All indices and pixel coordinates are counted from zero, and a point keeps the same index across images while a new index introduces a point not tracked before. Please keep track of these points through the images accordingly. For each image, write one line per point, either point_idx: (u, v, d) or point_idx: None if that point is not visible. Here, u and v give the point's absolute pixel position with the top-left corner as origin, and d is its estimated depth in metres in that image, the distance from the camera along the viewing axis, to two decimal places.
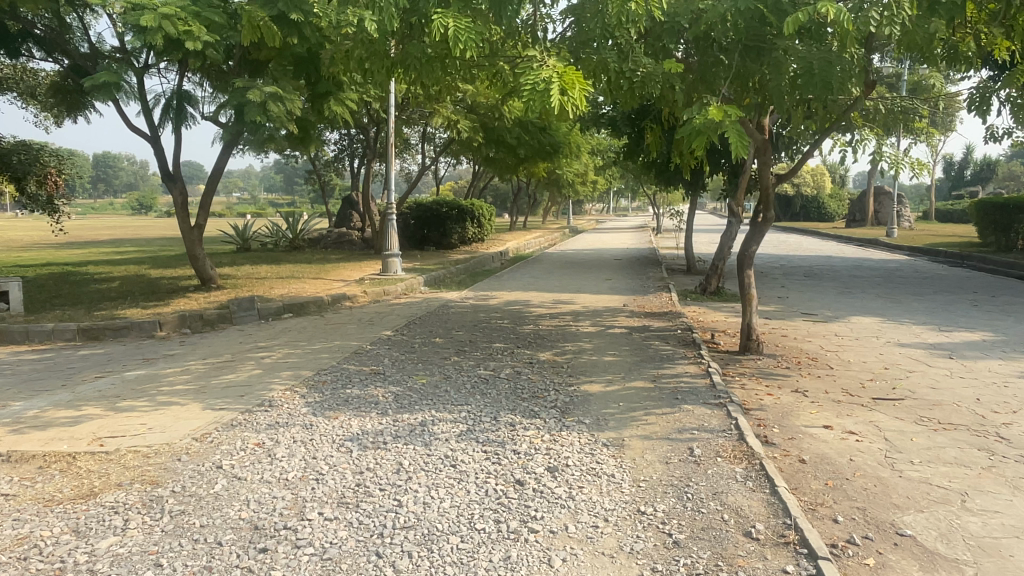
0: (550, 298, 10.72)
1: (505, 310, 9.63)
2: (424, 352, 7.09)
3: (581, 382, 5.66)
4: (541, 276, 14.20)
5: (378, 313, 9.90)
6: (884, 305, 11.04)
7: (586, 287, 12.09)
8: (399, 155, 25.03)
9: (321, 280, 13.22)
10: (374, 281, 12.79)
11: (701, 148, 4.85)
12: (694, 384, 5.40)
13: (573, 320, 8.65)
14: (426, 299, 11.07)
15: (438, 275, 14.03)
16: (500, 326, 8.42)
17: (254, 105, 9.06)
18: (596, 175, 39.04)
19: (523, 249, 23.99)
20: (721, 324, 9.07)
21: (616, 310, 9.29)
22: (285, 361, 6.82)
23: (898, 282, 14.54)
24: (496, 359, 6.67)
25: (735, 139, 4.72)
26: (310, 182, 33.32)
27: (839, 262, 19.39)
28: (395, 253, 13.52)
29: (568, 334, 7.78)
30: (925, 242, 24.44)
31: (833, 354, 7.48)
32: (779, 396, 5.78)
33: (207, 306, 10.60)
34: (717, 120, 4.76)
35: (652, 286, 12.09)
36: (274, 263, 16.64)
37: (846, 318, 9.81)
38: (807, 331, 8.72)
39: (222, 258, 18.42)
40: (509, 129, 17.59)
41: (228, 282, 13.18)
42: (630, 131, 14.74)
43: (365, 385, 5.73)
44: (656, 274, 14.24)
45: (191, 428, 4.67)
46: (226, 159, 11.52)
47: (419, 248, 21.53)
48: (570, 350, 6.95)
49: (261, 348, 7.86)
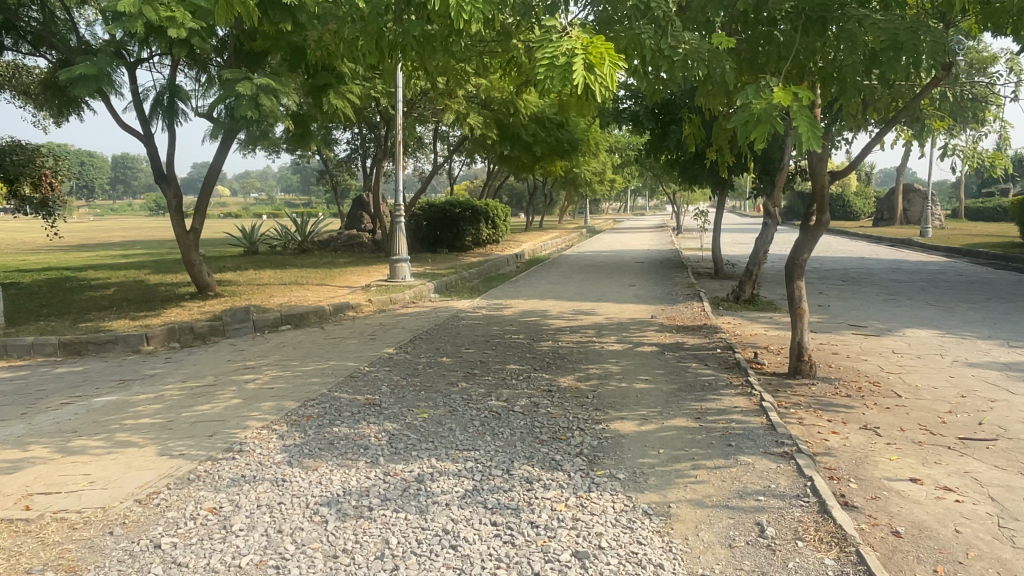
0: (569, 308, 9.79)
1: (521, 323, 8.74)
2: (428, 375, 6.22)
3: (611, 419, 4.77)
4: (560, 282, 13.29)
5: (383, 326, 9.05)
6: (938, 316, 10.02)
7: (608, 295, 11.18)
8: (412, 154, 24.26)
9: (326, 287, 12.41)
10: (380, 288, 11.94)
11: (761, 141, 3.92)
12: (747, 423, 4.50)
13: (596, 336, 7.73)
14: (435, 309, 10.19)
15: (450, 281, 13.17)
16: (516, 343, 7.53)
17: (244, 98, 8.27)
18: (615, 174, 38.11)
19: (539, 251, 23.07)
20: (763, 339, 8.12)
21: (644, 323, 8.35)
22: (270, 388, 5.98)
23: (945, 287, 13.45)
24: (510, 385, 5.79)
25: (802, 129, 3.82)
26: (323, 181, 32.66)
27: (875, 265, 18.24)
28: (403, 258, 12.66)
29: (593, 353, 6.88)
30: (962, 243, 23.14)
31: (897, 379, 6.51)
32: (848, 436, 4.86)
33: (200, 317, 9.83)
34: (783, 105, 3.85)
35: (680, 294, 11.14)
36: (280, 267, 15.91)
37: (901, 331, 8.80)
38: (860, 348, 7.75)
39: (226, 261, 17.70)
40: (524, 126, 16.76)
41: (227, 289, 12.43)
42: (653, 125, 13.93)
43: (357, 422, 4.88)
44: (683, 278, 13.27)
45: (138, 483, 3.85)
46: (221, 158, 10.77)
47: (432, 250, 20.74)
48: (595, 373, 6.05)
49: (248, 368, 7.04)
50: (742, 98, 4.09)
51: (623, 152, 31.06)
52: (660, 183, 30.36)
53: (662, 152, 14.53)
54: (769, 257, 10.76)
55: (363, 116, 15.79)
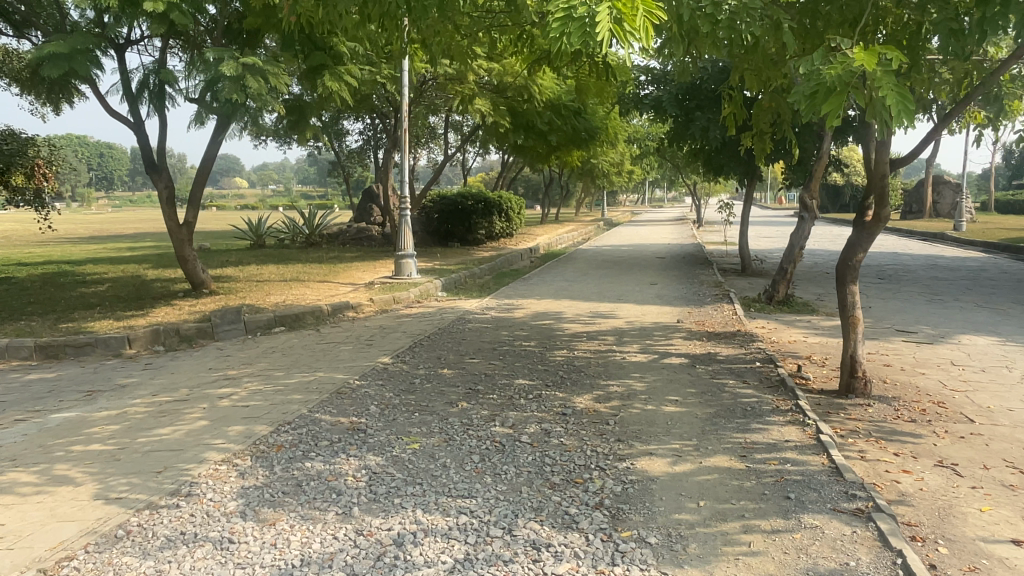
0: (586, 311, 8.98)
1: (533, 327, 7.96)
2: (425, 392, 5.45)
3: (637, 456, 3.97)
4: (577, 280, 12.47)
5: (383, 329, 8.28)
6: (992, 319, 9.10)
7: (629, 295, 10.36)
8: (423, 145, 23.51)
9: (327, 284, 11.68)
10: (384, 286, 11.20)
11: (833, 116, 3.09)
12: (804, 465, 3.69)
13: (616, 344, 6.92)
14: (441, 310, 9.41)
15: (458, 278, 12.40)
16: (527, 352, 6.72)
17: (228, 80, 7.54)
18: (633, 166, 37.12)
19: (554, 245, 22.25)
20: (803, 348, 7.28)
21: (670, 329, 7.52)
22: (244, 407, 5.23)
23: (992, 286, 12.46)
24: (518, 407, 5.00)
25: (892, 100, 2.96)
26: (334, 172, 31.93)
27: (909, 261, 17.22)
28: (409, 254, 11.90)
29: (613, 365, 6.06)
30: (1000, 238, 22.00)
31: (965, 398, 5.64)
32: (924, 476, 4.01)
33: (188, 318, 9.13)
34: (866, 69, 3.03)
35: (707, 294, 10.28)
36: (283, 262, 15.21)
37: (956, 337, 7.89)
38: (915, 360, 6.88)
39: (230, 255, 17.04)
40: (539, 113, 15.93)
41: (223, 285, 11.75)
42: (677, 112, 13.12)
43: (335, 454, 4.12)
44: (708, 276, 12.40)
45: (52, 542, 3.11)
46: (213, 147, 10.09)
47: (443, 244, 19.97)
48: (617, 393, 5.25)
49: (228, 379, 6.31)
50: (805, 65, 3.29)
51: (642, 142, 30.13)
52: (681, 175, 29.38)
53: (687, 140, 13.70)
54: (803, 254, 9.87)
55: (371, 103, 15.10)
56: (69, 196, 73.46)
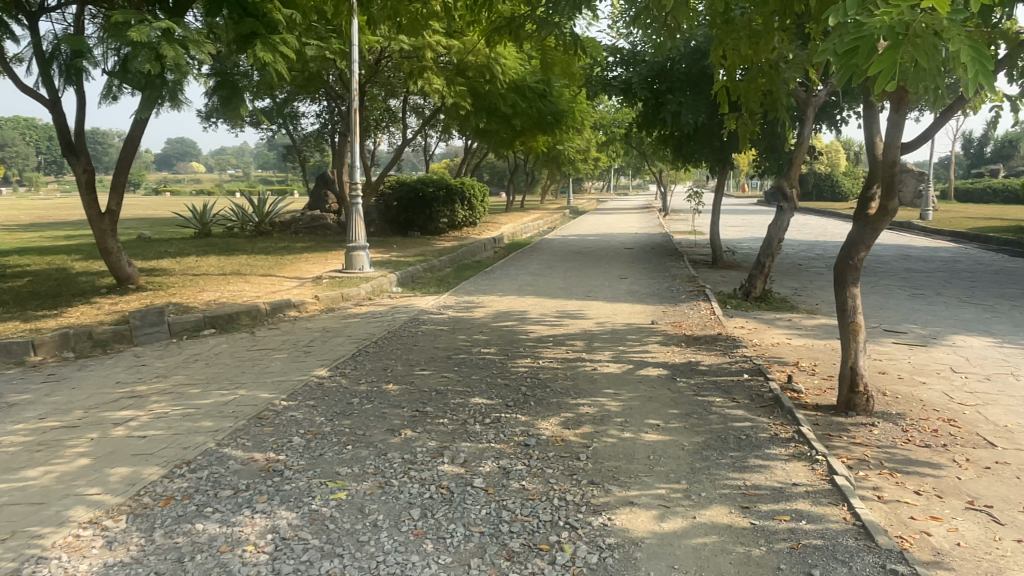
0: (552, 310, 8.20)
1: (493, 330, 7.15)
2: (362, 416, 4.60)
3: (615, 509, 3.20)
4: (542, 273, 11.68)
5: (326, 332, 7.38)
6: (980, 317, 8.58)
7: (597, 291, 9.63)
8: (382, 128, 22.43)
9: (271, 279, 10.71)
10: (333, 280, 10.27)
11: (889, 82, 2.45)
12: (823, 522, 2.97)
13: (586, 351, 6.15)
14: (393, 309, 8.55)
15: (415, 272, 11.52)
16: (485, 361, 5.90)
17: (141, 48, 6.69)
18: (599, 153, 36.45)
19: (519, 234, 21.48)
20: (790, 353, 6.61)
21: (645, 333, 6.77)
22: (140, 439, 4.32)
23: (969, 278, 12.04)
24: (472, 435, 4.19)
25: (965, 58, 2.38)
26: (291, 157, 30.56)
27: (880, 250, 16.88)
28: (361, 246, 10.94)
29: (583, 379, 5.29)
30: (966, 226, 21.94)
31: (977, 414, 5.00)
32: (957, 525, 3.31)
33: (106, 320, 8.08)
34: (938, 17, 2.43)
35: (681, 289, 9.60)
36: (227, 254, 14.12)
37: (949, 339, 7.32)
38: (912, 365, 6.26)
39: (171, 246, 15.87)
40: (503, 95, 15.11)
41: (154, 280, 10.67)
42: (647, 94, 12.44)
43: (237, 509, 3.27)
44: (680, 269, 11.75)
45: None
46: (137, 128, 9.04)
47: (402, 233, 19.03)
48: (589, 415, 4.46)
49: (134, 399, 5.37)
50: (836, 16, 2.67)
51: (610, 128, 29.49)
52: (649, 162, 28.82)
53: (656, 126, 13.06)
54: (782, 247, 9.23)
55: (321, 82, 14.11)
56: (13, 180, 70.12)
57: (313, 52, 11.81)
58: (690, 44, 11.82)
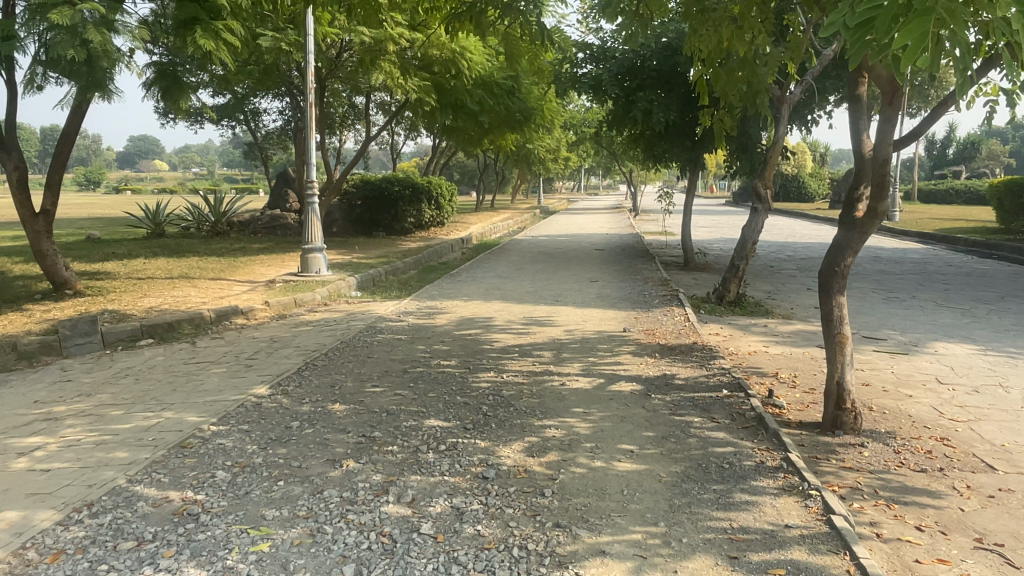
0: (518, 317, 7.74)
1: (454, 339, 6.67)
2: (300, 443, 4.09)
3: (583, 560, 2.76)
4: (509, 275, 11.23)
5: (272, 342, 6.83)
6: (958, 321, 8.33)
7: (566, 295, 9.21)
8: (346, 125, 21.76)
9: (220, 283, 10.08)
10: (287, 285, 9.69)
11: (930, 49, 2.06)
12: None
13: (553, 362, 5.71)
14: (349, 316, 8.01)
15: (376, 275, 10.99)
16: (443, 374, 5.41)
17: (63, 31, 6.06)
18: (569, 153, 36.21)
19: (488, 235, 21.02)
20: (769, 362, 6.23)
21: (616, 342, 6.34)
22: (39, 474, 3.76)
23: (942, 280, 11.89)
24: (423, 466, 3.71)
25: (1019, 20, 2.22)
26: (254, 154, 29.71)
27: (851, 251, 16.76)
28: (317, 248, 10.37)
29: (550, 395, 4.84)
30: (933, 227, 22.03)
31: (970, 431, 4.67)
32: (969, 571, 2.93)
33: (32, 330, 7.41)
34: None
35: (652, 293, 9.22)
36: (178, 255, 13.41)
37: (931, 346, 7.02)
38: (896, 376, 5.93)
39: (119, 247, 15.08)
40: (469, 92, 14.56)
41: (94, 285, 9.97)
42: (618, 92, 12.01)
43: (137, 568, 2.78)
44: (651, 272, 11.40)
45: None
46: (71, 121, 8.36)
47: (367, 233, 18.44)
48: (555, 439, 4.00)
49: (46, 422, 4.78)
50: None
51: (580, 128, 29.21)
52: (619, 162, 28.59)
53: (627, 123, 12.67)
54: (756, 249, 8.90)
55: (277, 75, 13.41)
56: None
57: (265, 44, 11.20)
58: (662, 40, 11.41)
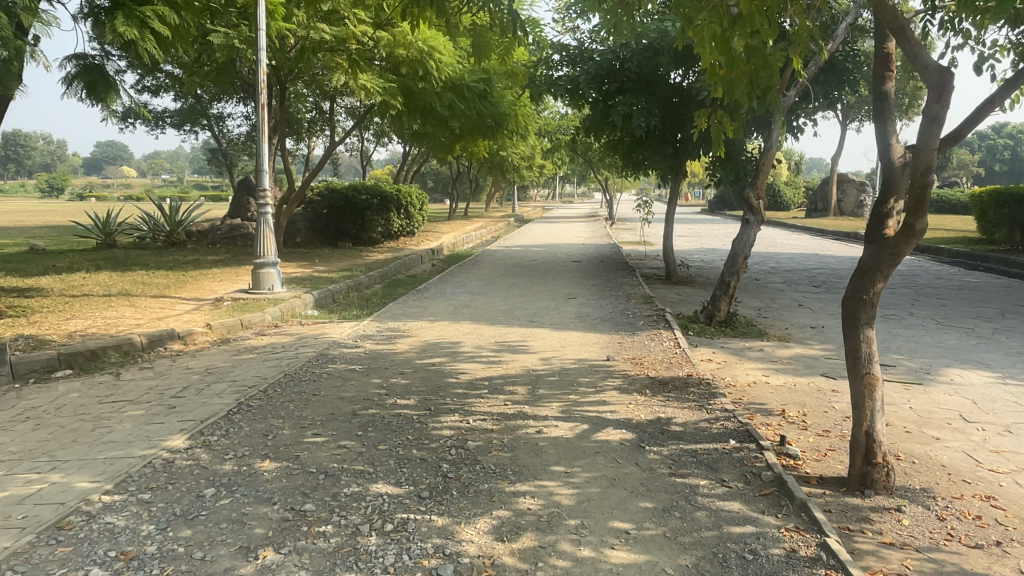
0: (489, 341, 6.93)
1: (416, 370, 5.85)
2: (211, 522, 3.24)
3: None
4: (482, 292, 10.44)
5: (207, 375, 5.94)
6: (966, 343, 7.70)
7: (543, 315, 8.45)
8: (312, 132, 20.83)
9: (162, 302, 9.11)
10: (235, 303, 8.78)
11: None
12: None
13: (529, 401, 4.92)
14: (300, 340, 7.13)
15: (336, 291, 10.12)
16: (398, 419, 4.58)
17: None
18: (545, 160, 35.62)
19: (460, 244, 20.20)
20: (772, 397, 5.50)
21: (600, 375, 5.55)
22: None
23: (936, 295, 11.33)
24: (361, 559, 2.88)
25: None
26: (218, 160, 28.63)
27: (834, 262, 16.19)
28: (271, 262, 9.47)
29: (525, 447, 4.05)
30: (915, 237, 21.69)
31: (1017, 487, 3.97)
32: None
33: None
34: None
35: (637, 312, 8.49)
36: (123, 269, 12.38)
37: (944, 374, 6.34)
38: (917, 413, 5.23)
39: (61, 259, 14.01)
40: (438, 95, 13.75)
41: (17, 304, 8.94)
42: (596, 96, 11.30)
43: None
44: (633, 287, 10.68)
45: None
46: None
47: (332, 243, 17.57)
48: (531, 515, 3.20)
49: None
50: None
51: (556, 135, 28.63)
52: (596, 170, 28.02)
53: (606, 128, 12.00)
54: (747, 264, 8.20)
55: (229, 76, 12.42)
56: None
57: (217, 40, 10.27)
58: (642, 41, 10.71)
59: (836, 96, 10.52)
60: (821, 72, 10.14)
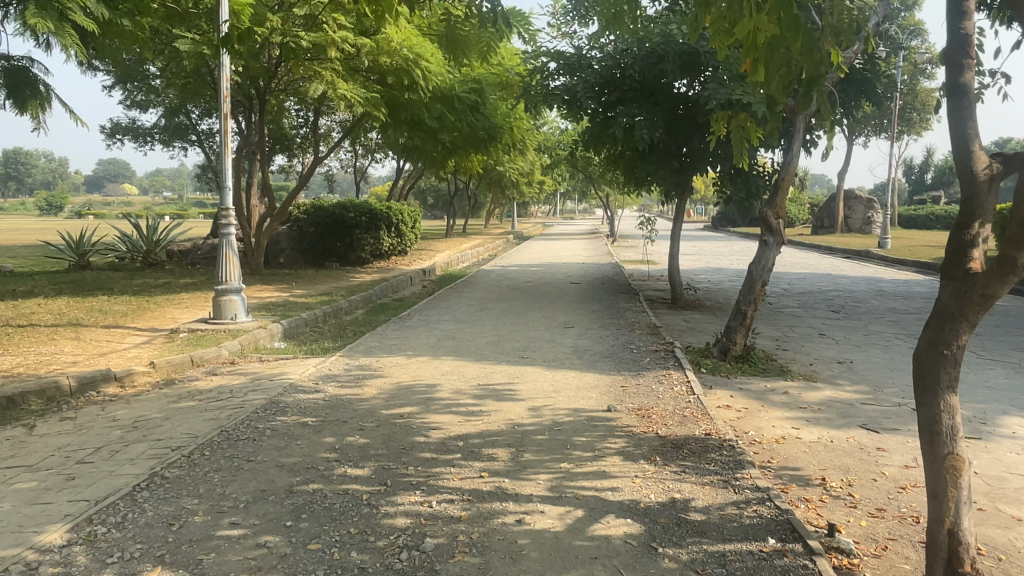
0: (470, 384, 5.98)
1: (380, 424, 4.90)
2: None
3: None
4: (470, 319, 9.50)
5: (132, 429, 4.98)
6: (1018, 383, 6.73)
7: (536, 348, 7.50)
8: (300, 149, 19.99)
9: (111, 334, 8.16)
10: (191, 336, 7.85)
11: None
12: None
13: (511, 471, 3.96)
14: (254, 382, 6.18)
15: (308, 321, 9.17)
16: (343, 499, 3.62)
17: None
18: (545, 177, 34.77)
19: (454, 264, 19.32)
20: (808, 459, 4.53)
21: (599, 433, 4.59)
22: None
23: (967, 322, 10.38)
24: None
25: None
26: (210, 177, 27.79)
27: (849, 283, 15.26)
28: (234, 289, 8.55)
29: (500, 546, 3.10)
30: (929, 255, 20.73)
31: None
32: None
33: None
34: None
35: (642, 346, 7.54)
36: (86, 294, 11.46)
37: (1005, 426, 5.37)
38: (989, 484, 4.25)
39: (25, 282, 13.06)
40: (427, 106, 12.86)
41: None
42: (595, 107, 10.37)
43: None
44: (637, 314, 9.73)
45: None
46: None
47: (318, 264, 16.68)
48: None
49: None
50: None
51: (555, 151, 27.82)
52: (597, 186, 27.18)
53: (608, 140, 11.08)
54: (765, 290, 7.24)
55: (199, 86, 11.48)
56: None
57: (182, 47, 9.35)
58: (645, 45, 9.79)
59: (853, 107, 9.76)
60: (841, 82, 9.35)
